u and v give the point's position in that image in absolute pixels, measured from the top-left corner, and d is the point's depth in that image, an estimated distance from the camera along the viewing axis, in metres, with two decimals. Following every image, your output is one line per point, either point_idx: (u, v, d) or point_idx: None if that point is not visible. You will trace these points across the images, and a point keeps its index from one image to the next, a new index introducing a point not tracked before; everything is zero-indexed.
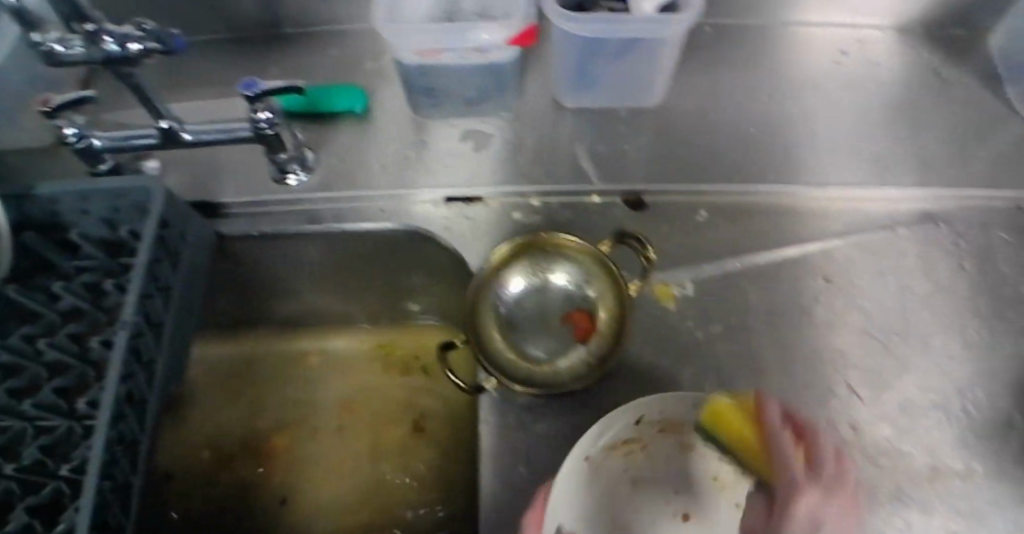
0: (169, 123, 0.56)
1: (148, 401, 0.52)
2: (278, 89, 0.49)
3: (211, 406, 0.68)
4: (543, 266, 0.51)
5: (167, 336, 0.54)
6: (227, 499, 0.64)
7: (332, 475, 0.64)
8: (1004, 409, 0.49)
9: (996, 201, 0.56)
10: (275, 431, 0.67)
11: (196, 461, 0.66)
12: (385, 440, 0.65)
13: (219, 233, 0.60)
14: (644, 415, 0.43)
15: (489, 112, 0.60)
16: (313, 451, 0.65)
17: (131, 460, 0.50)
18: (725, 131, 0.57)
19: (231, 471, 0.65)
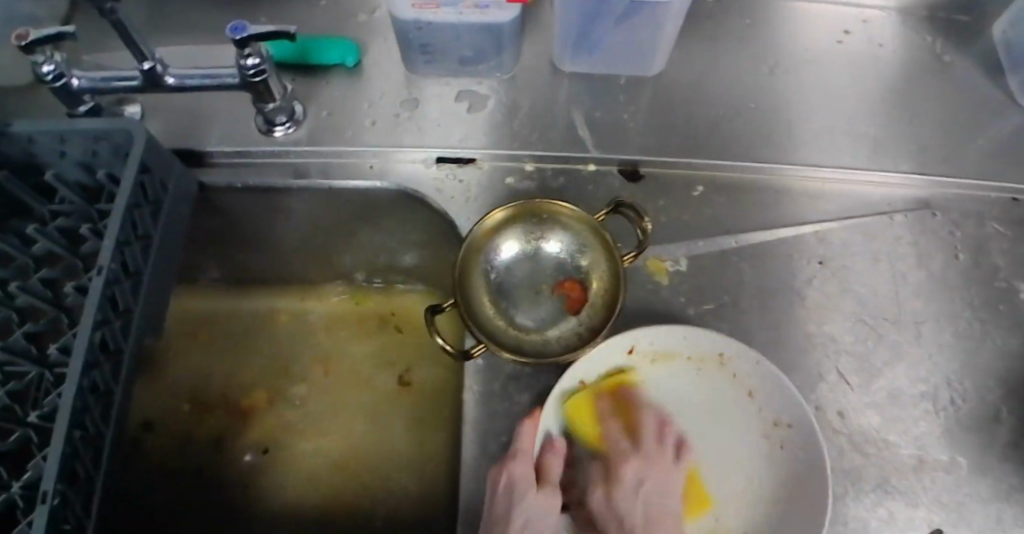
0: (152, 64, 0.52)
1: (124, 352, 0.51)
2: (267, 33, 0.46)
3: (190, 360, 0.67)
4: (537, 232, 0.49)
5: (144, 286, 0.52)
6: (204, 453, 0.63)
7: (312, 435, 0.63)
8: (992, 402, 0.48)
9: (994, 192, 0.55)
10: (255, 388, 0.66)
11: (173, 415, 0.65)
12: (367, 403, 0.64)
13: (202, 183, 0.59)
14: (637, 344, 0.45)
15: (484, 73, 0.58)
16: (292, 411, 0.64)
17: (103, 412, 0.48)
18: (724, 105, 0.56)
19: (209, 425, 0.64)
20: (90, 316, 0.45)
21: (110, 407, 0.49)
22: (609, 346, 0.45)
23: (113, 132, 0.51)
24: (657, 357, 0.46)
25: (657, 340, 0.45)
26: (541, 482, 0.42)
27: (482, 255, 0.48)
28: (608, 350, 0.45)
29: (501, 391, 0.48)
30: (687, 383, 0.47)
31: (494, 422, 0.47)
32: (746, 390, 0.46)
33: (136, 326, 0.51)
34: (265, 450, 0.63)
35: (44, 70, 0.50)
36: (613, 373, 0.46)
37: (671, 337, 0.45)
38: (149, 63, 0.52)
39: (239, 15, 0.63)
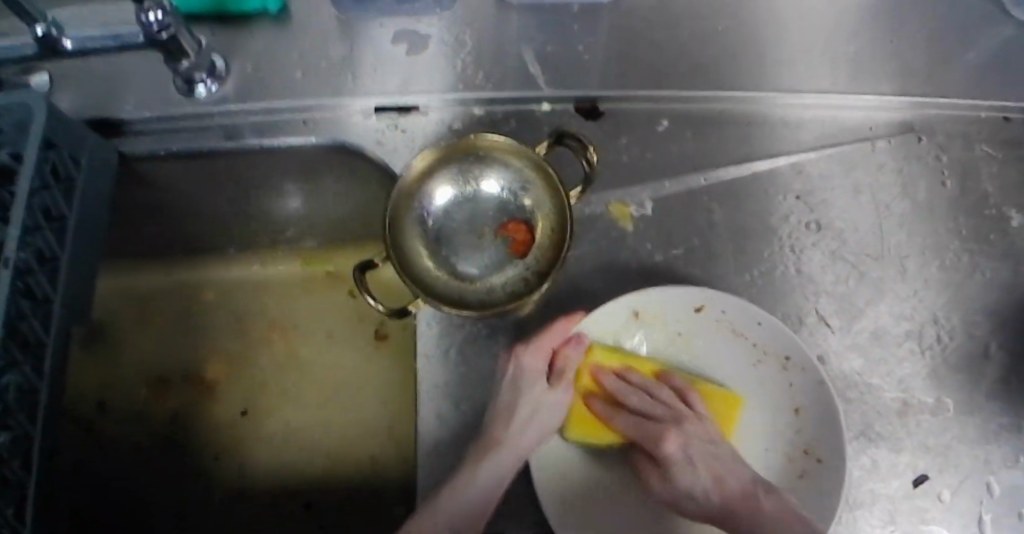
0: (44, 29, 0.44)
1: (47, 346, 0.45)
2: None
3: (146, 339, 0.63)
4: (474, 171, 0.43)
5: (65, 274, 0.47)
6: (161, 438, 0.60)
7: (270, 412, 0.60)
8: (981, 338, 0.45)
9: (981, 110, 0.50)
10: (209, 363, 0.62)
11: (139, 402, 0.61)
12: (328, 374, 0.61)
13: (121, 152, 0.53)
14: (706, 305, 0.42)
15: (423, 10, 0.52)
16: (249, 388, 0.61)
17: (29, 413, 0.44)
18: (691, 29, 0.50)
19: (165, 408, 0.61)
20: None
21: (39, 410, 0.44)
22: (677, 294, 0.42)
23: (11, 105, 0.44)
24: (727, 325, 0.43)
25: (730, 311, 0.42)
26: (555, 379, 0.42)
27: (414, 202, 0.42)
28: (672, 298, 0.42)
29: (456, 358, 0.44)
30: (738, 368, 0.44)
31: (450, 392, 0.43)
32: (793, 404, 0.42)
33: (58, 319, 0.46)
34: (246, 410, 0.60)
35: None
36: (669, 318, 0.43)
37: (743, 315, 0.41)
38: (40, 28, 0.43)
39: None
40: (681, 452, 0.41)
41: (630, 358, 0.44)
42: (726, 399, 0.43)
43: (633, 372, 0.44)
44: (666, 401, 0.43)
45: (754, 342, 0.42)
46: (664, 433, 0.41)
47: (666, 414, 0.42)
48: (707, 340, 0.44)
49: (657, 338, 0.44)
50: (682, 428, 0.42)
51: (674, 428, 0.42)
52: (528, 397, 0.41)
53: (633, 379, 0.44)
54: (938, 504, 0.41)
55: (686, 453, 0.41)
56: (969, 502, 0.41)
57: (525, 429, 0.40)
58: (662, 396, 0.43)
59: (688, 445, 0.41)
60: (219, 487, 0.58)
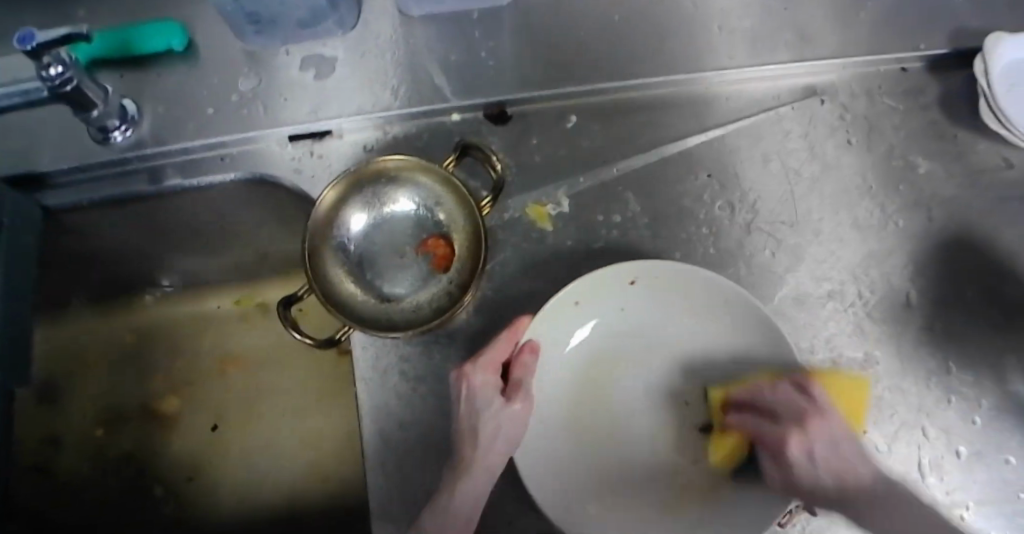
0: None
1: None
2: (61, 37, 0.42)
3: (110, 378, 0.64)
4: (386, 192, 0.44)
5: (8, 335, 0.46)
6: (132, 479, 0.61)
7: (235, 438, 0.62)
8: (901, 289, 0.47)
9: (881, 65, 0.51)
10: (167, 400, 0.63)
11: (99, 437, 0.62)
12: (284, 398, 0.63)
13: (45, 206, 0.52)
14: (637, 276, 0.43)
15: (327, 33, 0.52)
16: (209, 419, 0.63)
17: None
18: (588, 23, 0.51)
19: (130, 448, 0.62)
20: None
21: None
22: (606, 275, 0.42)
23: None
24: (662, 292, 0.44)
25: (658, 274, 0.43)
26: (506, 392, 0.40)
27: (331, 231, 0.43)
28: (605, 278, 0.43)
29: (396, 375, 0.45)
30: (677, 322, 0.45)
31: (393, 412, 0.44)
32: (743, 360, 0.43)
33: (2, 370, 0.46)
34: (215, 426, 0.62)
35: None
36: (606, 295, 0.44)
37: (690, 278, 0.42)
38: None
39: (46, 20, 0.56)
40: (825, 443, 0.38)
41: (581, 352, 0.44)
42: (853, 386, 0.41)
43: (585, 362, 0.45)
44: (794, 398, 0.39)
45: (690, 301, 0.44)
46: (784, 440, 0.38)
47: (797, 408, 0.38)
48: (650, 311, 0.45)
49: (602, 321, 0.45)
50: (825, 418, 0.38)
51: (821, 418, 0.38)
52: (489, 416, 0.39)
53: (587, 371, 0.44)
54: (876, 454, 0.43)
55: (829, 445, 0.38)
56: (907, 447, 0.43)
57: (493, 441, 0.39)
58: (782, 392, 0.39)
59: (834, 439, 0.38)
60: (192, 509, 0.60)
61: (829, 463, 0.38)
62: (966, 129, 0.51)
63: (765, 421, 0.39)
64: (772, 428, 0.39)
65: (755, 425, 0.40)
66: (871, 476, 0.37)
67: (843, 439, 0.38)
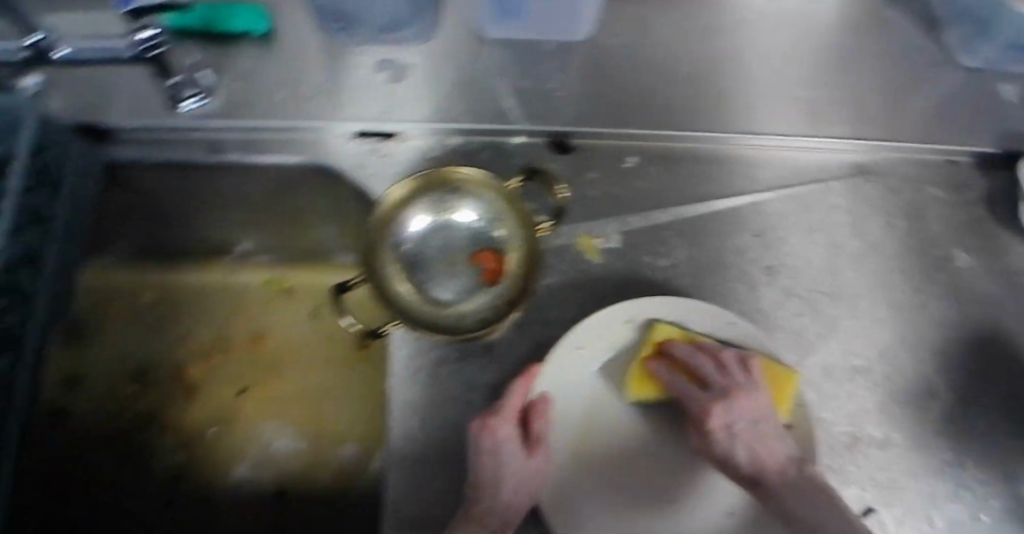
0: None
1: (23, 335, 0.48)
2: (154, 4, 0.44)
3: (133, 331, 0.63)
4: (448, 203, 0.47)
5: (49, 271, 0.52)
6: (146, 434, 0.61)
7: (251, 412, 0.61)
8: (927, 375, 0.48)
9: (931, 154, 0.53)
10: (190, 362, 0.63)
11: (128, 390, 0.61)
12: (305, 382, 0.62)
13: (110, 159, 0.53)
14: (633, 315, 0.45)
15: (406, 40, 0.54)
16: (226, 390, 0.62)
17: None
18: (658, 72, 0.53)
19: (147, 404, 0.61)
20: None
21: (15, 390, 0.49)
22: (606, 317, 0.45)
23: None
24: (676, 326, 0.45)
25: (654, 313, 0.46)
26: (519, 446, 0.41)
27: (391, 228, 0.46)
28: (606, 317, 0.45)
29: (427, 381, 0.45)
30: None
31: (416, 415, 0.44)
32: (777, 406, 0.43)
33: None
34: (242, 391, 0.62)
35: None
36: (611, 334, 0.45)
37: (721, 320, 0.45)
38: None
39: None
40: (726, 428, 0.41)
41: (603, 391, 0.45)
42: (784, 375, 0.43)
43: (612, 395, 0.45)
44: (736, 372, 0.42)
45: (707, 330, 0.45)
46: (707, 410, 0.41)
47: (726, 380, 0.42)
48: None
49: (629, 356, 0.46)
50: (749, 395, 0.41)
51: (743, 391, 0.41)
52: (512, 471, 0.39)
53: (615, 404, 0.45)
54: None
55: (730, 430, 0.41)
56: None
57: (513, 483, 0.39)
58: (720, 361, 0.42)
59: (738, 425, 0.41)
60: (204, 474, 0.59)
61: (750, 438, 0.40)
62: (1006, 230, 0.52)
63: (690, 388, 0.42)
64: (701, 395, 0.42)
65: (676, 384, 0.42)
66: (779, 454, 0.40)
67: (764, 414, 0.41)
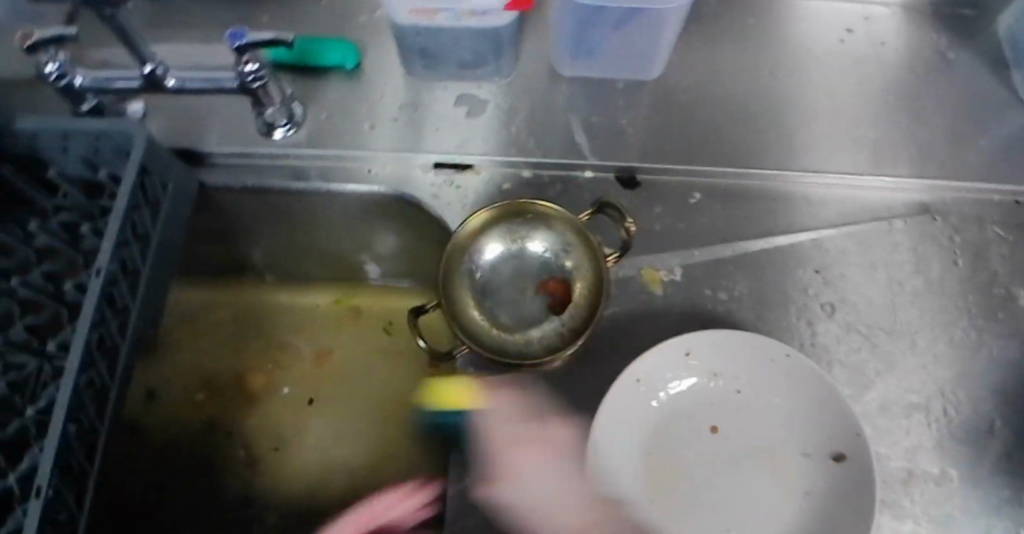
0: (152, 67, 0.51)
1: (120, 347, 0.49)
2: (265, 40, 0.46)
3: (207, 342, 0.68)
4: (520, 232, 0.50)
5: (144, 284, 0.52)
6: (213, 438, 0.64)
7: (315, 419, 0.64)
8: (986, 413, 0.48)
9: (995, 195, 0.54)
10: (257, 371, 0.67)
11: (198, 396, 0.66)
12: (369, 392, 0.65)
13: (202, 182, 0.58)
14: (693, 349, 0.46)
15: (484, 76, 0.58)
16: (292, 397, 0.65)
17: (98, 407, 0.47)
18: (724, 112, 0.55)
19: (216, 409, 0.65)
20: (91, 307, 0.44)
21: (107, 401, 0.48)
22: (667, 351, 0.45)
23: (111, 133, 0.49)
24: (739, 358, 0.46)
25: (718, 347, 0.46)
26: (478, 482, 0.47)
27: (467, 255, 0.49)
28: (666, 352, 0.45)
29: (493, 399, 0.48)
30: (766, 384, 0.46)
31: (483, 432, 0.47)
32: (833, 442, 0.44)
33: (132, 325, 0.51)
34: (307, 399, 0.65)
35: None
36: (673, 364, 0.46)
37: (775, 354, 0.45)
38: (149, 66, 0.50)
39: (234, 9, 0.62)
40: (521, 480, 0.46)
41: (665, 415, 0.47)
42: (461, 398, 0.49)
43: (675, 418, 0.47)
44: (519, 425, 0.47)
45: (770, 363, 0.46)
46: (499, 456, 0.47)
47: (511, 426, 0.47)
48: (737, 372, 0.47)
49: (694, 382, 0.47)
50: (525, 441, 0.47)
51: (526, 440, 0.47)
52: None
53: (678, 426, 0.47)
54: None
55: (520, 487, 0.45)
56: None
57: None
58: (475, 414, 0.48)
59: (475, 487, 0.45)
60: (268, 476, 0.62)
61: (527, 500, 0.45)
62: None
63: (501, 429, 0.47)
64: (511, 437, 0.47)
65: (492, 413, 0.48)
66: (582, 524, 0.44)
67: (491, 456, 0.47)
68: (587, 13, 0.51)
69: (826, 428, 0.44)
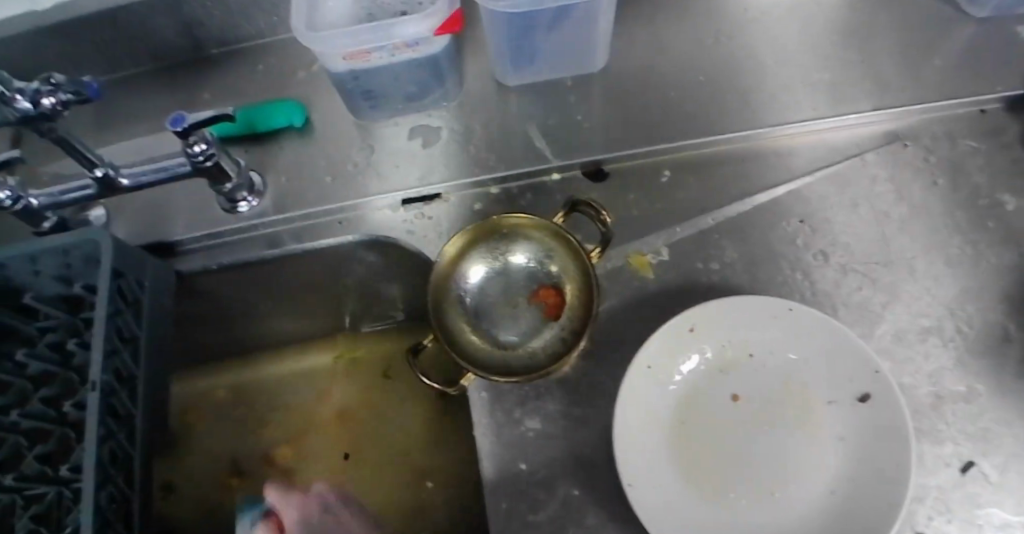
0: (104, 170, 0.50)
1: (135, 456, 0.49)
2: (206, 119, 0.46)
3: (219, 426, 0.67)
4: (500, 248, 0.50)
5: (143, 389, 0.51)
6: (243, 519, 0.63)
7: (343, 476, 0.63)
8: (1000, 322, 0.48)
9: (958, 108, 0.54)
10: (273, 442, 0.66)
11: (218, 482, 0.64)
12: (390, 438, 0.64)
13: (179, 272, 0.58)
14: (697, 322, 0.46)
15: (432, 105, 0.58)
16: (313, 460, 0.65)
17: (125, 521, 0.47)
18: (674, 86, 0.56)
19: (240, 489, 0.64)
20: (94, 424, 0.44)
21: (132, 514, 0.47)
22: (670, 331, 0.45)
23: (78, 244, 0.49)
24: (744, 322, 0.46)
25: (719, 315, 0.46)
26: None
27: (452, 283, 0.49)
28: (669, 332, 0.45)
29: (509, 419, 0.47)
30: (777, 340, 0.46)
31: (506, 455, 0.46)
32: (853, 380, 0.43)
33: (141, 431, 0.50)
34: (332, 457, 0.64)
35: (47, 104, 0.41)
36: (679, 341, 0.46)
37: (776, 309, 0.45)
38: (100, 169, 0.50)
39: (176, 95, 0.62)
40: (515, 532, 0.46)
41: (683, 394, 0.46)
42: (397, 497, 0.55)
43: (694, 395, 0.46)
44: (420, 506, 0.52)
45: (776, 318, 0.45)
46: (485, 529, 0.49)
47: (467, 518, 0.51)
48: (745, 337, 0.46)
49: (705, 356, 0.47)
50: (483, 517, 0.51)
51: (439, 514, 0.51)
52: None
53: (700, 403, 0.46)
54: (989, 486, 0.43)
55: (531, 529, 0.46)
56: (1019, 479, 0.43)
57: None
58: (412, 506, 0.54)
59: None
60: None
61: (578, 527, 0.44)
62: None
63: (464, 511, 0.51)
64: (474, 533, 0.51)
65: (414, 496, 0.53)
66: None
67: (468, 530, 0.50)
68: (516, 26, 0.51)
69: (843, 369, 0.44)
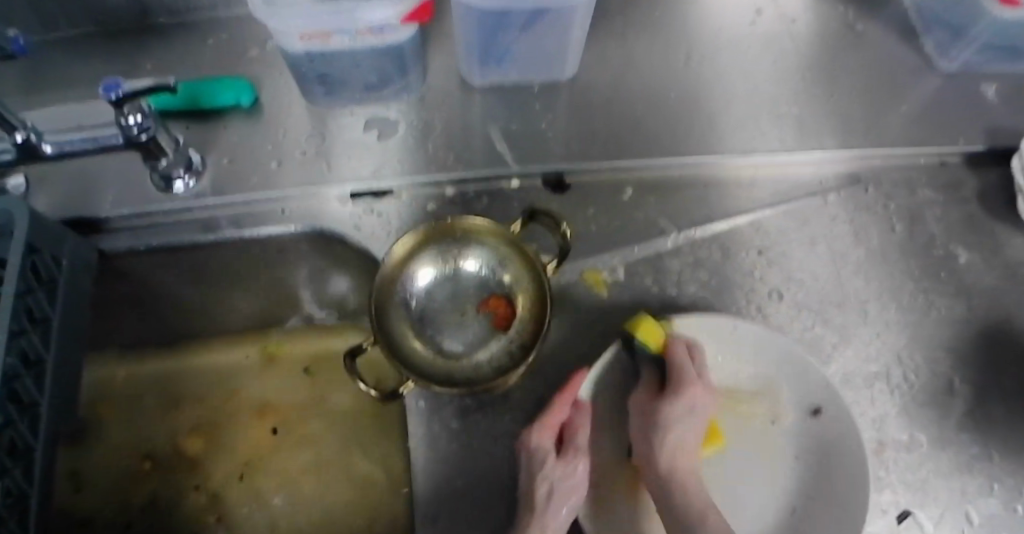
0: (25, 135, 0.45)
1: (35, 449, 0.43)
2: (145, 88, 0.41)
3: (134, 416, 0.61)
4: (453, 251, 0.47)
5: (51, 375, 0.45)
6: (159, 517, 0.57)
7: (271, 473, 0.58)
8: (945, 373, 0.47)
9: (921, 156, 0.54)
10: (194, 435, 0.60)
11: (131, 476, 0.59)
12: (324, 435, 0.59)
13: (100, 249, 0.53)
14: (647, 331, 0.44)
15: (391, 98, 0.55)
16: (237, 456, 0.59)
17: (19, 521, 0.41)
18: (644, 103, 0.54)
19: (157, 486, 0.58)
20: None
21: (29, 511, 0.42)
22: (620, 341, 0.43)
23: None
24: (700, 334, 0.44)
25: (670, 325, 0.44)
26: (679, 388, 0.41)
27: (398, 284, 0.46)
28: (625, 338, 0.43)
29: (445, 433, 0.44)
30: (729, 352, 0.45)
31: (443, 470, 0.43)
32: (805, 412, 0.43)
33: (45, 421, 0.44)
34: (258, 454, 0.59)
35: None
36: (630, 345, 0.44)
37: (721, 327, 0.44)
38: (20, 134, 0.44)
39: (114, 61, 0.57)
40: (690, 407, 0.41)
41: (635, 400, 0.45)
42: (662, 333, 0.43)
43: None
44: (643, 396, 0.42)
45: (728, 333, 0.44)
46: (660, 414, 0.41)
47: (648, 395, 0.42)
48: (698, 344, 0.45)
49: None
50: (652, 403, 0.42)
51: (650, 401, 0.42)
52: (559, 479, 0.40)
53: None
54: None
55: (689, 415, 0.41)
56: None
57: None
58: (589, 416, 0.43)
59: (696, 407, 0.41)
60: None
61: (681, 445, 0.41)
62: (1002, 224, 0.52)
63: (652, 424, 0.41)
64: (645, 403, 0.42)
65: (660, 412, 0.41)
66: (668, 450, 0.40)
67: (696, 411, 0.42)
68: (487, 21, 0.48)
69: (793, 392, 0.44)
